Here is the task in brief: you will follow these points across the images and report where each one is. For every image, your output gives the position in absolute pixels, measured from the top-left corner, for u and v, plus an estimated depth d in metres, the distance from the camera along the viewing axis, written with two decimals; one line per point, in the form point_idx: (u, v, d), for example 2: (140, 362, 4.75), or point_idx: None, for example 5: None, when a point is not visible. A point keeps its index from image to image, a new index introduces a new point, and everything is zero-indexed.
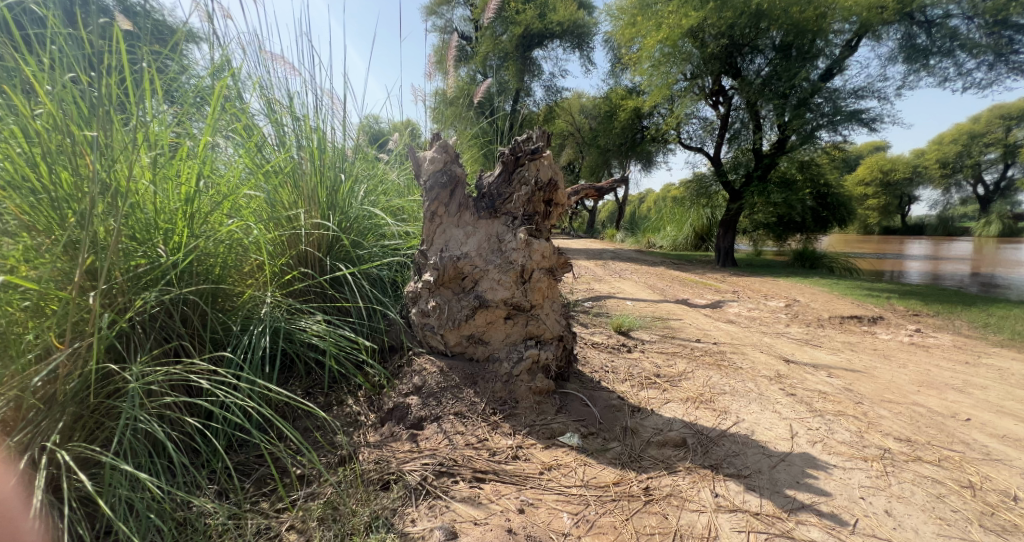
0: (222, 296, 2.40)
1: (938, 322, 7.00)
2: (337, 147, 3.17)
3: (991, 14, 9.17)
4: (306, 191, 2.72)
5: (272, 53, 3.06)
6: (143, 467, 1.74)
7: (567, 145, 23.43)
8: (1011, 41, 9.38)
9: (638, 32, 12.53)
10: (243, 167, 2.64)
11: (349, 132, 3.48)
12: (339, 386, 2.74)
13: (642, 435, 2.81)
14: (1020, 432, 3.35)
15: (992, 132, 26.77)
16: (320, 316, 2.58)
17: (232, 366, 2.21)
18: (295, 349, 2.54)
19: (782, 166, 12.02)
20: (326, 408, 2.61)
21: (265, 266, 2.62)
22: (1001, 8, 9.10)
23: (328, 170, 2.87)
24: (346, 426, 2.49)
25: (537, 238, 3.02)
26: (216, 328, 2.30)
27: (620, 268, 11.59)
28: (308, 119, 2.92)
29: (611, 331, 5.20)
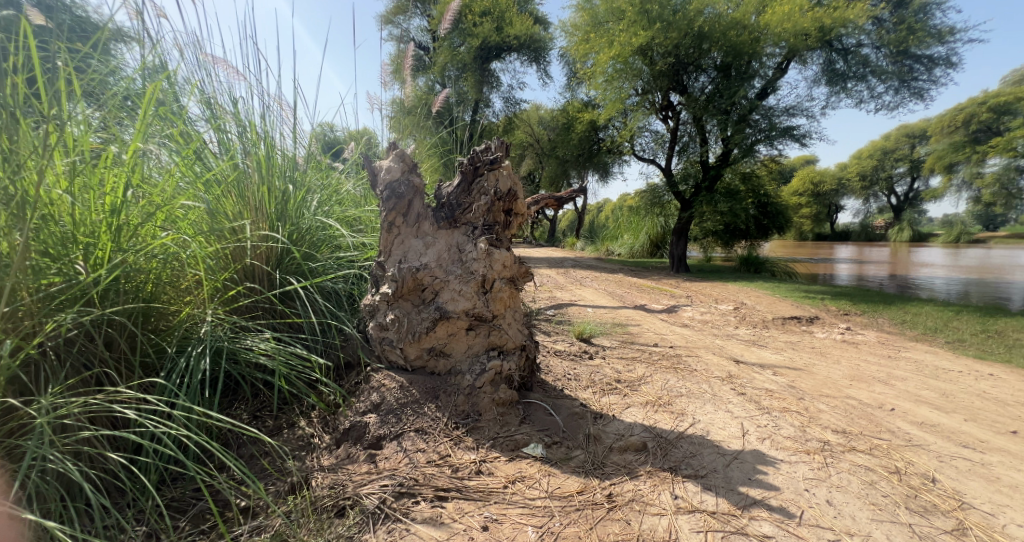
0: (156, 315, 2.23)
1: (866, 319, 7.54)
2: (286, 155, 3.04)
3: (895, 45, 10.11)
4: (253, 201, 2.59)
5: (214, 56, 2.91)
6: (53, 514, 1.57)
7: (527, 156, 23.76)
8: (911, 70, 10.43)
9: (591, 48, 12.84)
10: (179, 176, 2.49)
11: (300, 140, 3.35)
12: (290, 407, 2.61)
13: (604, 441, 2.84)
14: (937, 419, 3.64)
15: (900, 149, 30.70)
16: (267, 332, 2.44)
17: (165, 393, 2.05)
18: (240, 369, 2.39)
19: (726, 177, 12.63)
20: (276, 432, 2.48)
21: (206, 282, 2.45)
22: (902, 41, 10.07)
23: (278, 179, 2.75)
24: (297, 449, 2.38)
25: (498, 248, 3.01)
26: (147, 351, 2.14)
27: (580, 276, 11.79)
28: (254, 126, 2.79)
29: (572, 339, 5.25)
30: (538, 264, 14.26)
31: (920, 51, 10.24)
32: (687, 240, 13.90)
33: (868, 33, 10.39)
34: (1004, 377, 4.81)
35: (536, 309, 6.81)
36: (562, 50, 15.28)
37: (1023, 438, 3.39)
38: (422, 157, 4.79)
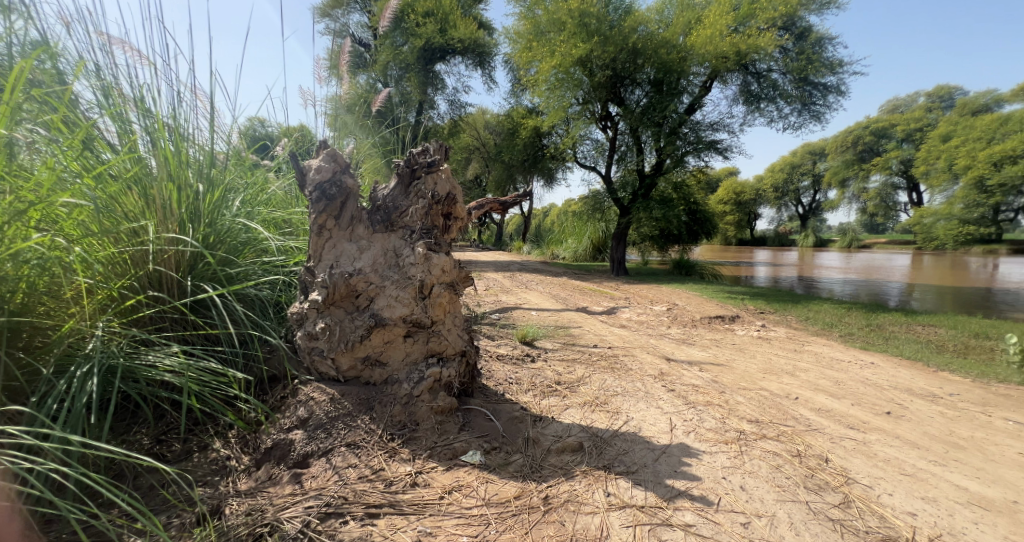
0: (28, 333, 2.03)
1: (778, 317, 8.26)
2: (200, 148, 2.79)
3: (798, 72, 11.19)
4: (158, 200, 2.37)
5: (113, 36, 2.66)
6: None
7: (473, 160, 23.67)
8: (811, 95, 11.63)
9: (533, 56, 12.96)
10: (64, 169, 2.24)
11: (221, 133, 3.13)
12: (202, 429, 2.44)
13: (542, 444, 2.90)
14: (833, 405, 4.04)
15: (805, 164, 35.39)
16: (173, 346, 2.24)
17: (38, 423, 1.84)
18: (140, 388, 2.19)
19: (660, 186, 13.32)
20: (184, 458, 2.29)
21: (97, 291, 2.22)
22: (803, 69, 11.13)
23: (186, 175, 2.52)
24: (210, 474, 2.22)
25: (436, 252, 2.99)
26: (14, 374, 1.92)
27: (526, 279, 11.93)
28: (159, 115, 2.57)
29: (516, 342, 5.32)
30: (485, 268, 14.31)
31: (820, 78, 11.40)
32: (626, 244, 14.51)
33: (776, 59, 11.44)
34: (886, 365, 5.43)
35: (481, 313, 6.82)
36: (506, 56, 15.32)
37: (896, 418, 3.84)
38: (362, 156, 4.32)
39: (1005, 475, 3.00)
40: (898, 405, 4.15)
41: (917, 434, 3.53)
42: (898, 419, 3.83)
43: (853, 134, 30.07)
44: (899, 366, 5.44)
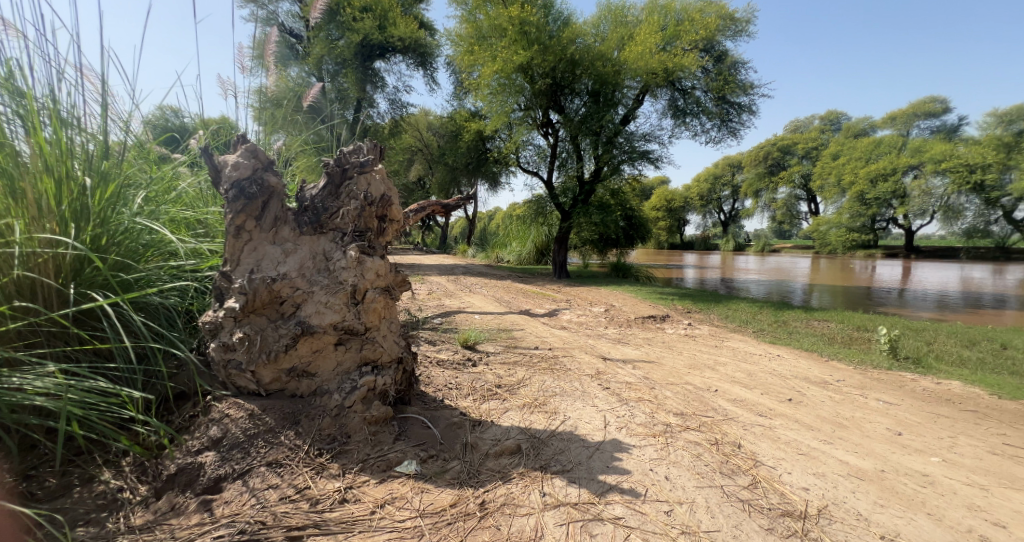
0: None
1: (702, 315, 8.81)
2: (90, 137, 2.46)
3: (717, 91, 12.06)
4: (30, 195, 2.08)
5: None
6: None
7: (415, 161, 23.16)
8: (728, 112, 12.59)
9: (475, 60, 12.88)
10: None
11: (123, 123, 2.84)
12: (87, 458, 2.17)
13: (481, 448, 2.88)
14: (747, 395, 4.36)
15: (726, 175, 38.04)
16: (46, 366, 1.96)
17: None
18: (4, 417, 1.90)
19: (598, 192, 13.74)
20: (62, 494, 2.03)
21: None
22: (722, 89, 12.00)
23: (68, 166, 2.21)
24: (95, 511, 1.99)
25: (370, 255, 2.88)
26: None
27: (470, 282, 11.88)
28: (35, 97, 2.27)
29: (457, 347, 5.27)
30: (428, 271, 14.09)
31: (735, 97, 12.39)
32: (567, 247, 14.87)
33: (699, 78, 12.22)
34: (790, 357, 5.96)
35: (422, 318, 6.68)
36: (447, 58, 15.11)
37: (796, 404, 4.21)
38: (293, 153, 3.78)
39: (877, 448, 3.38)
40: (797, 392, 4.55)
41: (812, 418, 3.88)
42: (798, 404, 4.20)
43: (763, 150, 32.93)
44: (802, 357, 6.00)
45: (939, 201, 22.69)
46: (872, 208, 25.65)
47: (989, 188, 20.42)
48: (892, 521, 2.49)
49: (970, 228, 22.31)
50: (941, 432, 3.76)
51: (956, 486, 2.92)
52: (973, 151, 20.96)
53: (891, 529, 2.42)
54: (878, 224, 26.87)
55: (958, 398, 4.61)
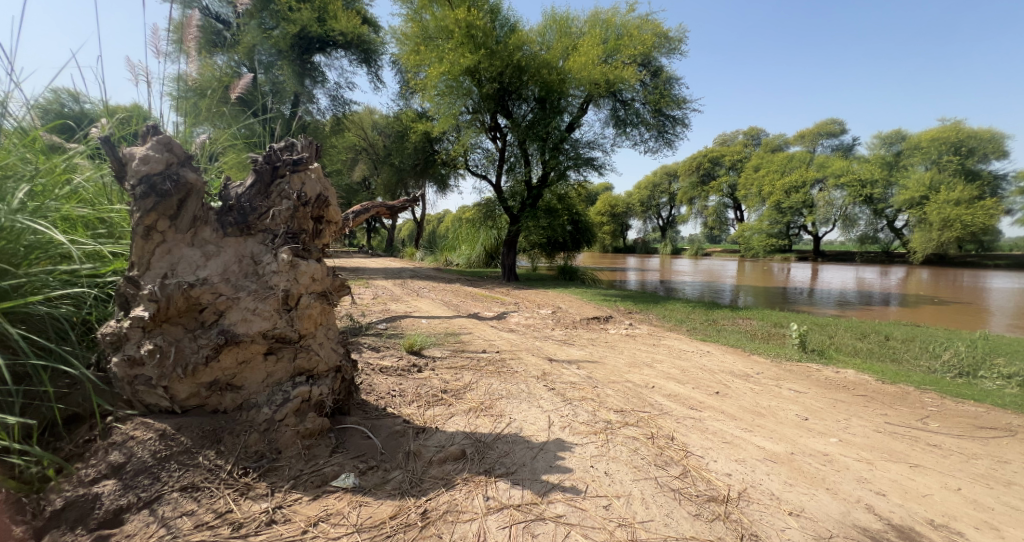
0: None
1: (642, 316, 9.12)
2: None
3: (654, 105, 12.64)
4: None
5: None
6: None
7: (359, 161, 22.43)
8: (665, 124, 13.22)
9: (423, 61, 12.64)
10: None
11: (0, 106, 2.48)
12: None
13: (424, 455, 2.79)
14: (680, 390, 4.54)
15: (664, 183, 39.85)
16: None
17: None
18: None
19: (546, 197, 13.92)
20: None
21: None
22: (658, 102, 12.59)
23: None
24: None
25: (304, 258, 2.72)
26: None
27: (418, 286, 11.64)
28: None
29: (402, 352, 5.11)
30: (374, 274, 13.65)
31: (670, 110, 13.02)
32: (516, 250, 14.96)
33: (638, 91, 12.72)
34: (718, 352, 6.29)
35: (365, 324, 6.44)
36: (393, 56, 14.72)
37: (722, 396, 4.43)
38: (219, 148, 3.46)
39: (789, 433, 3.62)
40: (724, 385, 4.80)
41: (735, 408, 4.09)
42: (723, 396, 4.42)
43: (696, 161, 34.73)
44: (728, 352, 6.34)
45: (839, 211, 26.42)
46: (786, 216, 28.20)
47: (876, 201, 25.19)
48: (800, 498, 2.69)
49: (861, 235, 26.68)
50: (839, 415, 4.08)
51: (848, 462, 3.19)
52: (863, 168, 25.46)
53: (800, 506, 2.61)
54: (792, 230, 29.36)
55: (853, 384, 5.01)
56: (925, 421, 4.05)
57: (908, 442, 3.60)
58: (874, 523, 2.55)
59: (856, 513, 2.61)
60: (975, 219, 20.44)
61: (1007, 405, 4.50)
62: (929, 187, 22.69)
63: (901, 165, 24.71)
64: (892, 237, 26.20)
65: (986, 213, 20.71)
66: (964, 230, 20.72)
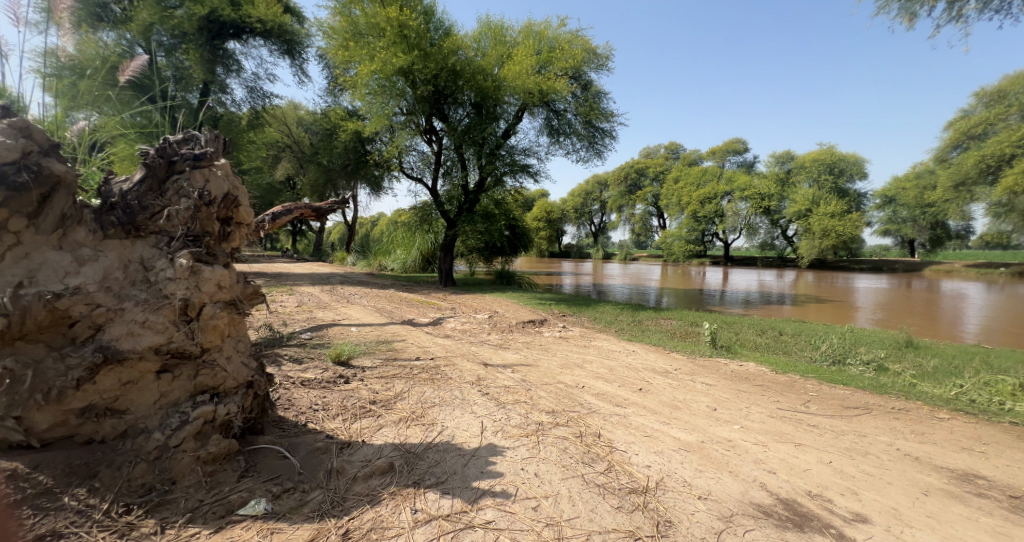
0: None
1: (575, 318, 9.28)
2: None
3: (585, 116, 13.02)
4: None
5: None
6: None
7: (282, 158, 21.05)
8: (596, 135, 13.66)
9: (351, 57, 12.12)
10: None
11: None
12: None
13: (348, 472, 2.72)
14: (606, 388, 4.65)
15: (596, 191, 41.31)
16: None
17: None
18: None
19: (483, 202, 13.86)
20: None
21: None
22: (589, 114, 13.00)
23: None
24: None
25: (206, 264, 2.51)
26: None
27: (349, 293, 11.11)
28: None
29: (328, 364, 4.80)
30: (299, 280, 12.81)
31: (600, 122, 13.51)
32: (453, 255, 14.71)
33: (570, 102, 13.02)
34: (642, 351, 6.53)
35: (287, 334, 6.00)
36: (320, 50, 13.96)
37: (643, 392, 4.59)
38: (105, 135, 3.03)
39: (699, 423, 3.80)
40: (646, 381, 4.97)
41: (655, 403, 4.25)
42: (645, 392, 4.57)
43: (624, 171, 36.42)
44: (651, 351, 6.60)
45: (744, 220, 28.60)
46: (702, 224, 30.05)
47: (773, 212, 27.79)
48: (708, 483, 2.87)
49: (762, 242, 29.11)
50: (741, 403, 4.35)
51: (747, 446, 3.41)
52: (761, 182, 27.81)
53: (708, 490, 2.79)
54: (706, 237, 31.49)
55: (754, 375, 5.38)
56: (807, 405, 4.42)
57: (792, 424, 3.91)
58: (767, 499, 2.75)
59: (753, 491, 2.81)
60: (845, 229, 23.62)
61: (866, 387, 5.03)
62: (812, 202, 25.68)
63: (790, 182, 27.50)
64: (785, 244, 28.95)
65: (853, 225, 23.87)
66: (838, 239, 23.83)
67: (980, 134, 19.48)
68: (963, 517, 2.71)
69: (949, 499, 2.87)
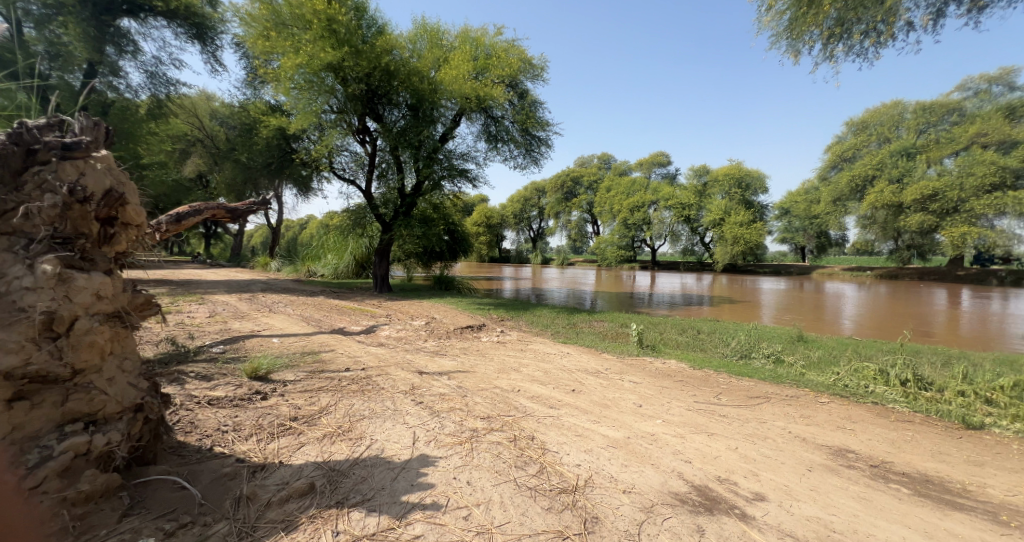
0: None
1: (513, 323, 9.23)
2: None
3: (522, 124, 13.11)
4: None
5: None
6: None
7: (193, 154, 19.31)
8: (533, 144, 13.81)
9: (272, 47, 11.41)
10: None
11: None
12: None
13: (261, 497, 2.51)
14: (540, 391, 4.60)
15: (533, 198, 41.94)
16: None
17: None
18: None
19: (420, 205, 13.48)
20: None
21: None
22: (526, 122, 13.11)
23: None
24: None
25: (78, 275, 2.28)
26: None
27: (271, 301, 10.33)
28: None
29: (243, 379, 4.36)
30: (213, 288, 11.75)
31: (536, 131, 13.63)
32: (389, 260, 14.27)
33: (507, 110, 13.07)
34: (576, 353, 6.59)
35: (195, 348, 5.40)
36: (236, 37, 12.95)
37: (576, 392, 4.59)
38: None
39: (626, 420, 3.84)
40: (579, 382, 4.99)
41: (587, 403, 4.26)
42: (577, 393, 4.58)
43: (560, 179, 37.26)
44: (584, 352, 6.67)
45: (668, 228, 30.22)
46: (632, 231, 31.43)
47: (693, 221, 29.57)
48: (632, 476, 2.89)
49: (684, 248, 30.83)
50: (664, 399, 4.47)
51: (667, 438, 3.48)
52: (683, 192, 29.50)
53: (631, 483, 2.81)
54: (636, 244, 32.89)
55: (677, 372, 5.58)
56: (719, 397, 4.64)
57: (707, 415, 4.06)
58: (683, 487, 2.81)
59: (672, 481, 2.87)
60: (752, 237, 25.64)
61: (765, 378, 5.35)
62: (724, 211, 27.58)
63: (707, 194, 29.33)
64: (704, 250, 30.97)
65: (758, 232, 26.01)
66: (746, 245, 25.81)
67: (850, 158, 25.26)
68: (837, 487, 2.92)
69: (827, 473, 3.10)
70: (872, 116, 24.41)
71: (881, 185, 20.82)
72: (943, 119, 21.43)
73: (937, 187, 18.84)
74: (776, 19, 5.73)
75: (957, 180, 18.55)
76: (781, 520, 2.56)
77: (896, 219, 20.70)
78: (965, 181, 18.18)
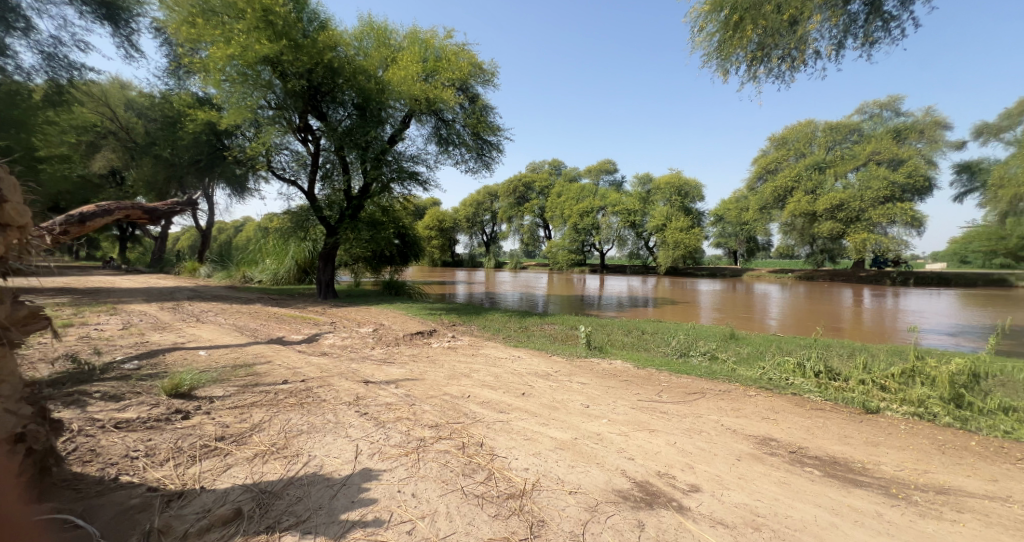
0: None
1: (464, 328, 9.02)
2: None
3: (473, 128, 12.97)
4: None
5: None
6: None
7: (107, 148, 17.56)
8: (484, 148, 13.71)
9: (198, 34, 10.60)
10: None
11: None
12: None
13: (176, 530, 2.21)
14: (490, 396, 4.45)
15: (485, 202, 41.80)
16: None
17: None
18: None
19: (367, 208, 12.97)
20: None
21: None
22: (477, 126, 12.97)
23: None
24: None
25: None
26: None
27: (200, 310, 9.52)
28: None
29: (162, 398, 3.91)
30: (132, 297, 10.69)
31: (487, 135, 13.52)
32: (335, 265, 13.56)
33: (458, 113, 12.87)
34: (526, 356, 6.49)
35: (103, 365, 4.81)
36: (154, 20, 11.90)
37: (525, 396, 4.48)
38: None
39: (575, 421, 3.77)
40: (528, 386, 4.88)
41: (536, 406, 4.15)
42: (527, 396, 4.47)
43: (512, 184, 37.37)
44: (536, 356, 6.59)
45: (615, 233, 31.26)
46: (581, 235, 32.03)
47: (638, 226, 30.80)
48: (578, 476, 2.81)
49: (630, 252, 32.02)
50: (609, 399, 4.45)
51: (613, 437, 3.44)
52: (629, 199, 30.53)
53: (577, 484, 2.72)
54: (586, 248, 33.55)
55: (622, 372, 5.61)
56: (660, 394, 4.69)
57: (650, 412, 4.08)
58: (626, 484, 2.76)
59: (617, 479, 2.81)
60: (690, 241, 26.83)
61: (701, 374, 5.48)
62: (666, 217, 28.70)
63: (650, 200, 30.42)
64: (648, 255, 32.10)
65: (696, 237, 27.29)
66: (686, 250, 27.01)
67: (773, 170, 26.50)
68: (760, 473, 2.98)
69: (753, 461, 3.16)
70: (788, 133, 25.78)
71: (797, 195, 22.41)
72: (847, 138, 23.29)
73: (843, 198, 20.56)
74: (707, 40, 5.95)
75: (858, 193, 20.53)
76: (712, 509, 2.56)
77: (811, 226, 22.17)
78: (864, 193, 20.20)
